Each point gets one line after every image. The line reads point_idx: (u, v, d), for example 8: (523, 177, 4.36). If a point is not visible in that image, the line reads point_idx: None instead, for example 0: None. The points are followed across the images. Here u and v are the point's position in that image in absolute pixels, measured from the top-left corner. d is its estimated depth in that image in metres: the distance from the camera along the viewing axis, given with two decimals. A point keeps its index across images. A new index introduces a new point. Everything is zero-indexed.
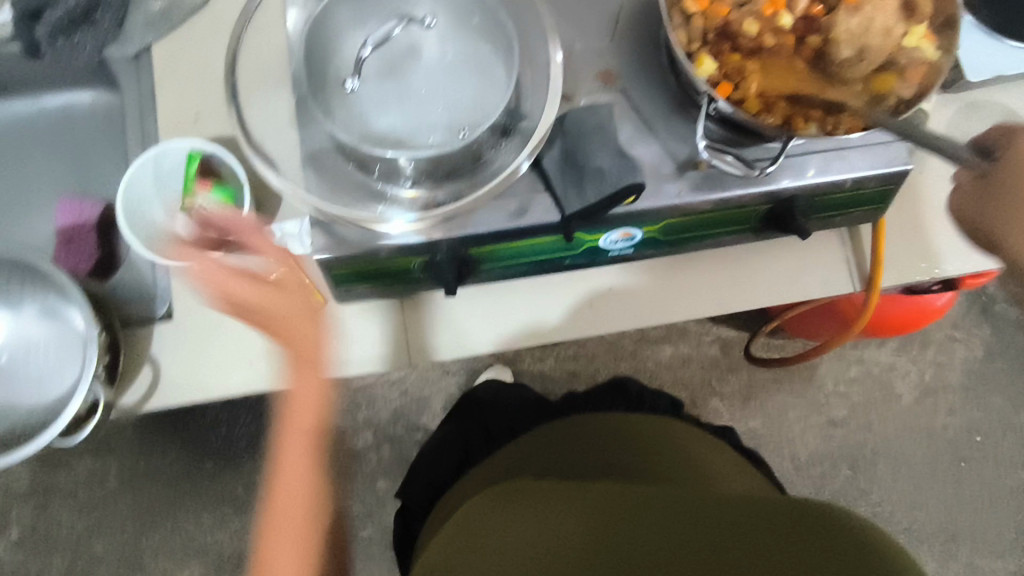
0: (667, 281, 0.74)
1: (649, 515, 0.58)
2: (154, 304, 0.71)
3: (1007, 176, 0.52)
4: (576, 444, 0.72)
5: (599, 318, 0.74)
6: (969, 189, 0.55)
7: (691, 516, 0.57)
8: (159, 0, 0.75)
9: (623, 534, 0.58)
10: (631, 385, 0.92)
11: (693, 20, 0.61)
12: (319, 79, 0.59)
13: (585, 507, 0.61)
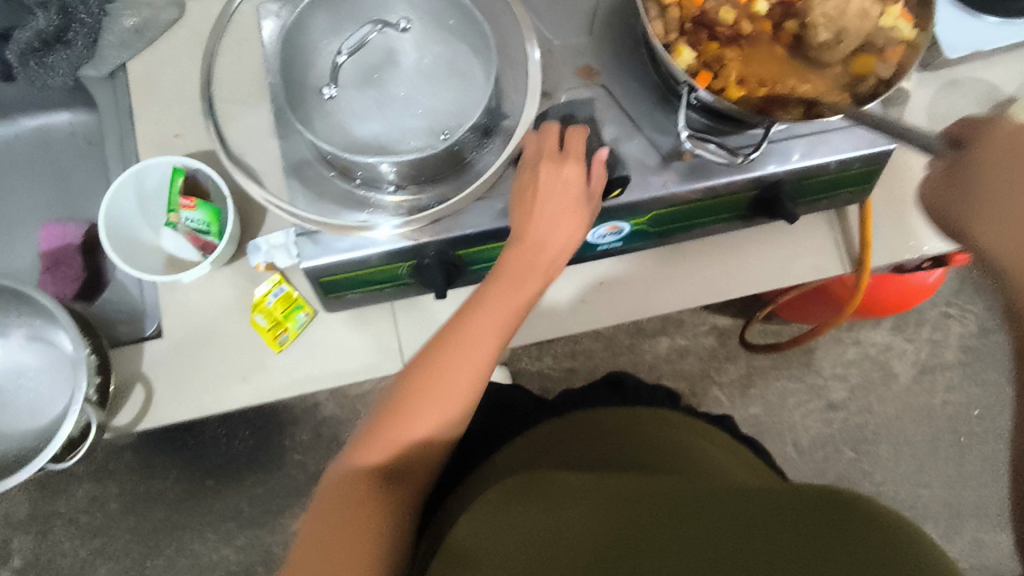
0: (666, 270, 0.74)
1: (658, 497, 0.54)
2: (144, 325, 0.72)
3: (980, 164, 0.43)
4: (577, 438, 0.71)
5: (600, 308, 0.74)
6: (941, 178, 0.45)
7: (705, 500, 0.52)
8: (132, 16, 0.74)
9: (632, 514, 0.52)
10: (628, 377, 0.91)
11: (669, 10, 0.61)
12: (295, 89, 0.57)
13: (591, 491, 0.55)
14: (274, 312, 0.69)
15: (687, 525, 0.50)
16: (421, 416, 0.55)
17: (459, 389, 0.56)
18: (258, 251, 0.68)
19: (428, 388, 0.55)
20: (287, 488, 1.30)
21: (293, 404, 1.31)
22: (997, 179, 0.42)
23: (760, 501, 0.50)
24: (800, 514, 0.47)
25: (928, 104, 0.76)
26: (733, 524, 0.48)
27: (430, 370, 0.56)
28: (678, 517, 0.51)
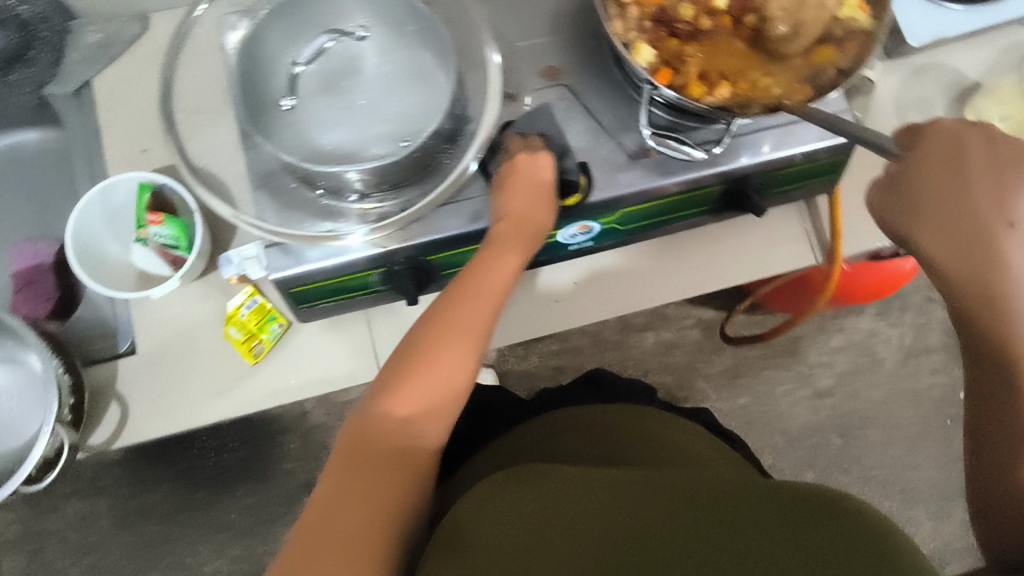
0: (660, 261, 0.74)
1: (664, 490, 0.55)
2: (116, 342, 0.71)
3: (921, 174, 0.49)
4: (560, 432, 0.70)
5: (600, 301, 0.74)
6: (885, 194, 0.51)
7: (713, 497, 0.53)
8: (96, 32, 0.74)
9: (639, 507, 0.53)
10: (606, 374, 0.90)
11: (627, 10, 0.62)
12: (255, 100, 0.57)
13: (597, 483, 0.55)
14: (248, 324, 0.69)
15: (698, 524, 0.51)
16: (421, 392, 0.55)
17: (454, 368, 0.57)
18: (230, 263, 0.66)
19: (426, 366, 0.56)
20: (280, 496, 1.30)
21: (282, 413, 1.31)
22: (938, 184, 0.49)
23: (766, 498, 0.52)
24: (809, 520, 0.49)
25: (895, 91, 0.76)
26: (743, 529, 0.50)
27: (428, 350, 0.57)
28: (685, 514, 0.52)
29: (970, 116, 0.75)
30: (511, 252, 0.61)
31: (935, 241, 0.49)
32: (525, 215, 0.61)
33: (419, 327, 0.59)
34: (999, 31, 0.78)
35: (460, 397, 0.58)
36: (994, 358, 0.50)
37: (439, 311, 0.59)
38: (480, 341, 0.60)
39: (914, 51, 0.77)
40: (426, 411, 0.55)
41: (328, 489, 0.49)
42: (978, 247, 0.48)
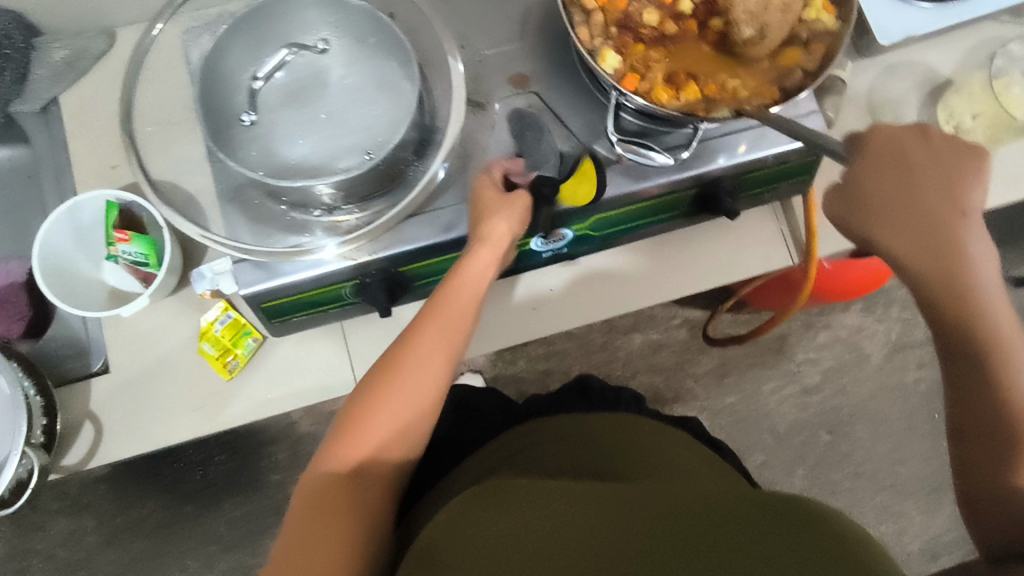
0: (647, 263, 0.74)
1: (642, 502, 0.47)
2: (92, 360, 0.71)
3: (871, 177, 0.50)
4: (545, 445, 0.65)
5: (590, 304, 0.74)
6: (839, 198, 0.52)
7: (695, 509, 0.45)
8: (62, 49, 0.73)
9: (613, 518, 0.45)
10: (595, 383, 0.91)
11: (592, 15, 0.61)
12: (213, 115, 0.56)
13: (567, 497, 0.49)
14: (222, 339, 0.68)
15: (676, 533, 0.43)
16: (373, 429, 0.54)
17: (409, 401, 0.56)
18: (202, 278, 0.64)
19: (380, 400, 0.55)
20: (268, 508, 1.29)
21: (268, 424, 1.30)
22: (885, 183, 0.49)
23: (760, 512, 0.43)
24: (803, 532, 0.40)
25: (867, 90, 0.76)
26: (727, 535, 0.41)
27: (383, 383, 0.56)
28: (666, 526, 0.44)
29: (941, 113, 0.75)
30: (468, 280, 0.60)
31: (898, 238, 0.50)
32: (489, 238, 0.58)
33: (380, 361, 0.58)
34: (969, 27, 0.78)
35: (419, 430, 0.56)
36: (970, 349, 0.48)
37: (399, 344, 0.58)
38: (440, 372, 0.58)
39: (885, 50, 0.77)
40: (380, 449, 0.54)
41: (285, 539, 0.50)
42: (939, 242, 0.49)
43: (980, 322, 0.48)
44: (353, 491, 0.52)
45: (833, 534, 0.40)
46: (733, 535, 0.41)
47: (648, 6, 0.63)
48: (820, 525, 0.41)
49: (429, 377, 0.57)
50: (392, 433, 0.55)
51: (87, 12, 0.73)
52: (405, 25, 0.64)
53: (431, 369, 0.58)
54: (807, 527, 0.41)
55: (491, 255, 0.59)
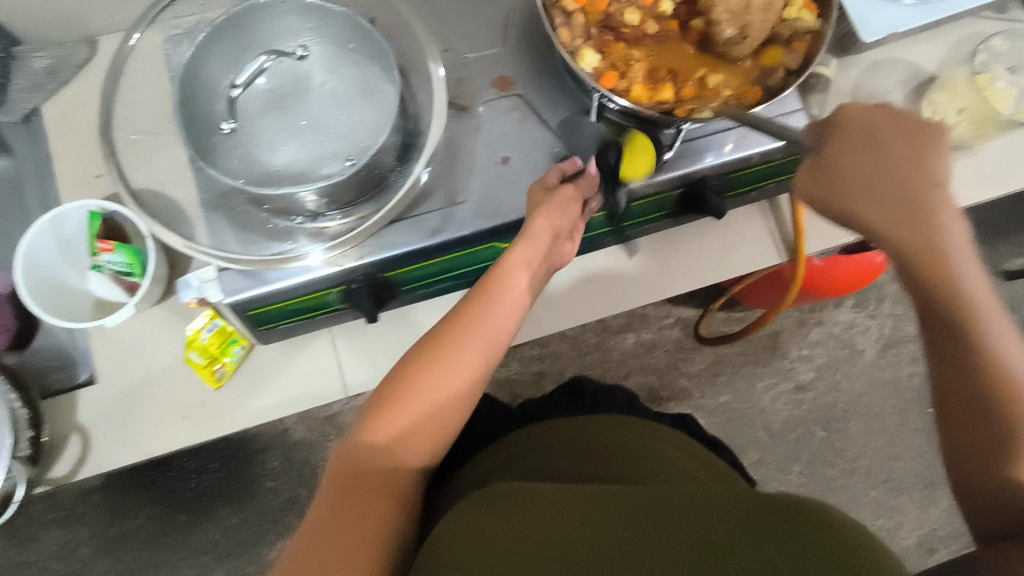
0: (641, 262, 0.74)
1: (637, 502, 0.47)
2: (76, 371, 0.71)
3: (849, 148, 0.48)
4: (545, 446, 0.65)
5: (586, 304, 0.74)
6: (808, 171, 0.50)
7: (688, 507, 0.45)
8: (42, 58, 0.73)
9: (609, 521, 0.45)
10: (586, 383, 0.90)
11: (572, 17, 0.61)
12: (194, 124, 0.56)
13: (564, 498, 0.48)
14: (210, 348, 0.68)
15: (672, 534, 0.42)
16: (411, 413, 0.53)
17: (451, 390, 0.55)
18: (190, 287, 0.61)
19: (418, 384, 0.54)
20: (263, 515, 1.29)
21: (261, 431, 1.29)
22: (861, 163, 0.48)
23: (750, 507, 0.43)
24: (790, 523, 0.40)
25: (852, 87, 0.76)
26: (721, 533, 0.41)
27: (420, 369, 0.55)
28: (661, 526, 0.43)
29: (927, 109, 0.74)
30: (517, 272, 0.59)
31: (874, 214, 0.48)
32: (532, 231, 0.58)
33: (416, 347, 0.57)
34: (952, 23, 0.78)
35: (452, 422, 0.55)
36: (953, 331, 0.47)
37: (439, 331, 0.57)
38: (483, 365, 0.57)
39: (869, 47, 0.77)
40: (416, 434, 0.53)
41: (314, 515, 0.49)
42: (912, 224, 0.47)
43: (962, 306, 0.47)
44: (378, 477, 0.51)
45: (814, 520, 0.40)
46: (725, 533, 0.41)
47: (629, 7, 0.63)
48: (802, 514, 0.40)
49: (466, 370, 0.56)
50: (423, 423, 0.54)
51: (68, 22, 0.72)
52: (387, 30, 0.64)
53: (468, 365, 0.56)
54: (791, 518, 0.40)
55: (533, 251, 0.58)
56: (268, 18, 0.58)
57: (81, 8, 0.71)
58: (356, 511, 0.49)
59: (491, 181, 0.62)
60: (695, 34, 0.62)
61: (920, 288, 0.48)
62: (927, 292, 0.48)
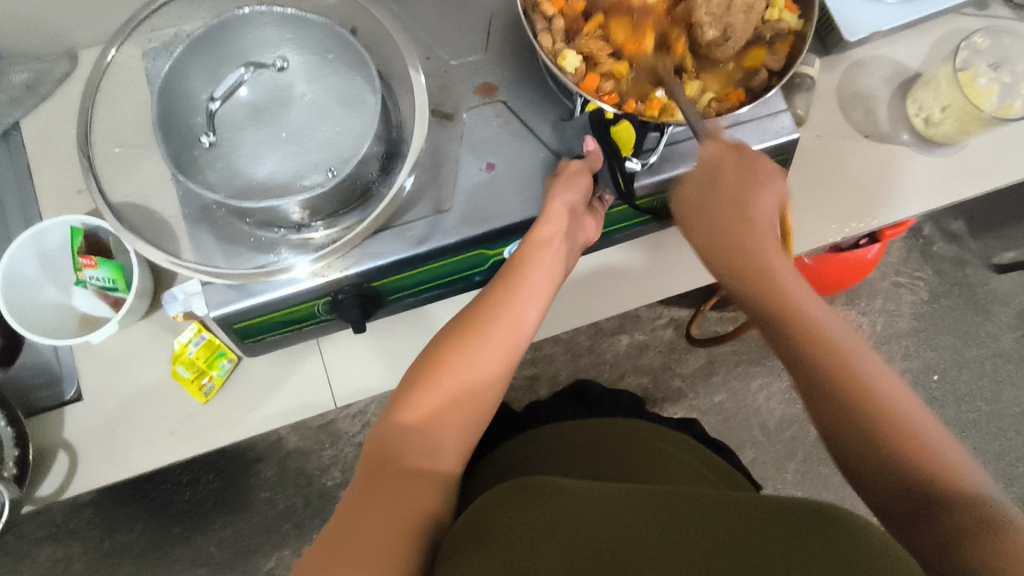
0: (629, 265, 0.74)
1: (663, 501, 0.46)
2: (64, 388, 0.70)
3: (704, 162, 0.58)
4: (555, 448, 0.64)
5: (573, 308, 0.74)
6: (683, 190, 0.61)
7: (717, 508, 0.44)
8: (23, 73, 0.73)
9: (639, 517, 0.44)
10: (593, 389, 0.90)
11: (553, 21, 0.61)
12: (172, 136, 0.55)
13: (592, 497, 0.47)
14: (197, 361, 0.67)
15: (702, 530, 0.41)
16: (445, 393, 0.54)
17: (484, 371, 0.56)
18: (174, 300, 0.63)
19: (450, 365, 0.55)
20: (257, 526, 1.27)
21: (255, 442, 1.29)
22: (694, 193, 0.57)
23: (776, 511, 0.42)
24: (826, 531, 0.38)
25: (837, 85, 0.76)
26: (751, 534, 0.40)
27: (451, 351, 0.56)
28: (690, 524, 0.42)
29: (910, 107, 0.75)
30: (540, 254, 0.60)
31: (709, 249, 0.57)
32: (551, 212, 0.59)
33: (444, 334, 0.57)
34: (934, 20, 0.78)
35: (480, 407, 0.56)
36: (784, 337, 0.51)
37: (465, 317, 0.58)
38: (513, 347, 0.58)
39: (852, 46, 0.77)
40: (450, 413, 0.54)
41: (353, 497, 0.48)
42: (742, 245, 0.55)
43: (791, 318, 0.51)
44: (407, 459, 0.51)
45: (850, 529, 0.38)
46: (758, 533, 0.40)
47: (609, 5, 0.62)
48: (838, 524, 0.39)
49: (491, 355, 0.56)
50: (450, 407, 0.54)
51: (49, 37, 0.72)
52: (367, 40, 0.64)
53: (492, 353, 0.57)
54: (824, 525, 0.39)
55: (552, 232, 0.60)
56: (246, 30, 0.58)
57: (61, 23, 0.71)
58: (396, 489, 0.48)
59: (475, 188, 0.62)
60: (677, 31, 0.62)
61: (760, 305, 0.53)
62: (770, 310, 0.52)
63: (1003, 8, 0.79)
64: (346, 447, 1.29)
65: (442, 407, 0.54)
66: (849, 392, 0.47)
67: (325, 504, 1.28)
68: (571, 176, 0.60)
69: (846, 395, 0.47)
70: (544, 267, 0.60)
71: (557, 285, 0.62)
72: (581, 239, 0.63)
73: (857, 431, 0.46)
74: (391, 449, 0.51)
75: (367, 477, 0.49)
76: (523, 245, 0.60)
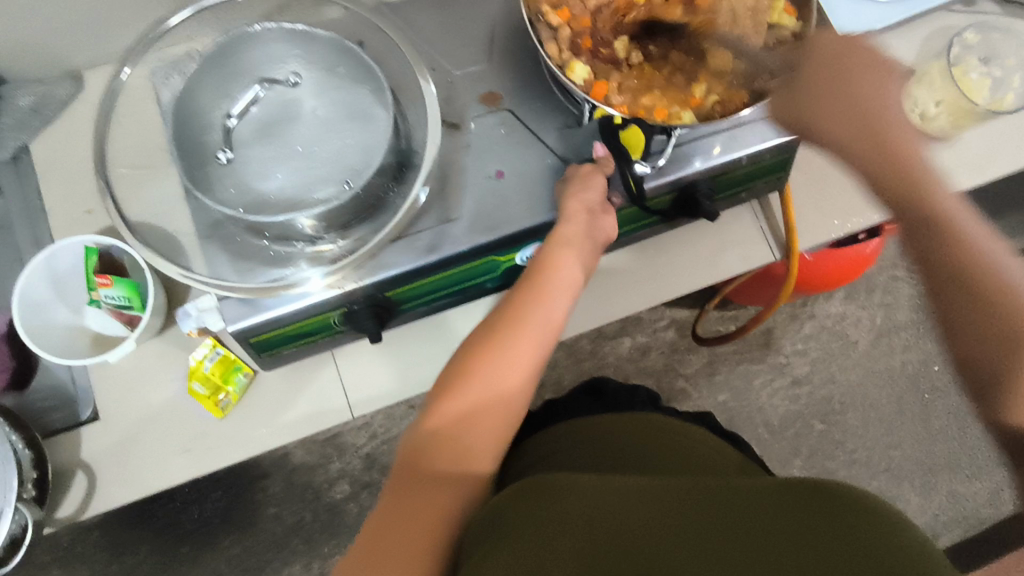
0: (639, 266, 0.75)
1: (680, 494, 0.46)
2: (79, 409, 0.70)
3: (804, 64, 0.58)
4: (573, 446, 0.64)
5: (582, 312, 0.75)
6: (781, 94, 0.59)
7: (738, 502, 0.44)
8: (28, 97, 0.74)
9: (657, 515, 0.44)
10: (608, 385, 0.89)
11: (558, 31, 0.63)
12: (189, 154, 0.56)
13: (606, 493, 0.46)
14: (212, 377, 0.67)
15: (724, 525, 0.42)
16: (473, 400, 0.55)
17: (511, 377, 0.56)
18: (189, 317, 0.64)
19: (478, 371, 0.56)
20: (265, 543, 1.26)
21: (262, 457, 1.29)
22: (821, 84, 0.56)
23: (796, 495, 0.43)
24: (851, 518, 0.40)
25: None
26: (776, 523, 0.41)
27: (476, 359, 0.56)
28: (710, 517, 0.43)
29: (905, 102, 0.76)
30: (558, 256, 0.60)
31: (834, 126, 0.55)
32: (566, 214, 0.60)
33: (471, 339, 0.59)
34: (926, 18, 0.79)
35: (511, 414, 0.56)
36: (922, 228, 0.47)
37: (488, 325, 0.59)
38: (539, 351, 0.59)
39: None
40: (482, 421, 0.55)
41: (386, 508, 0.50)
42: (880, 134, 0.53)
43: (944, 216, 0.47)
44: (439, 465, 0.52)
45: (874, 515, 0.40)
46: (778, 531, 0.40)
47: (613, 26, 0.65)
48: (862, 509, 0.40)
49: (524, 362, 0.57)
50: (484, 414, 0.55)
51: (53, 60, 0.73)
52: (373, 55, 0.66)
53: (523, 360, 0.57)
54: (853, 514, 0.40)
55: (570, 235, 0.60)
56: (254, 47, 0.59)
57: (65, 45, 0.72)
58: (426, 500, 0.50)
59: (483, 196, 0.62)
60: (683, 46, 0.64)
61: (884, 188, 0.50)
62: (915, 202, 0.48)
63: (991, 4, 0.80)
64: (354, 460, 1.29)
65: (476, 414, 0.54)
66: (981, 271, 0.44)
67: (332, 518, 1.28)
68: (584, 179, 0.60)
69: (975, 275, 0.44)
70: (564, 268, 0.60)
71: (580, 288, 0.63)
72: (600, 238, 0.62)
73: (989, 322, 0.44)
74: (425, 455, 0.52)
75: (398, 489, 0.51)
76: (544, 248, 0.61)
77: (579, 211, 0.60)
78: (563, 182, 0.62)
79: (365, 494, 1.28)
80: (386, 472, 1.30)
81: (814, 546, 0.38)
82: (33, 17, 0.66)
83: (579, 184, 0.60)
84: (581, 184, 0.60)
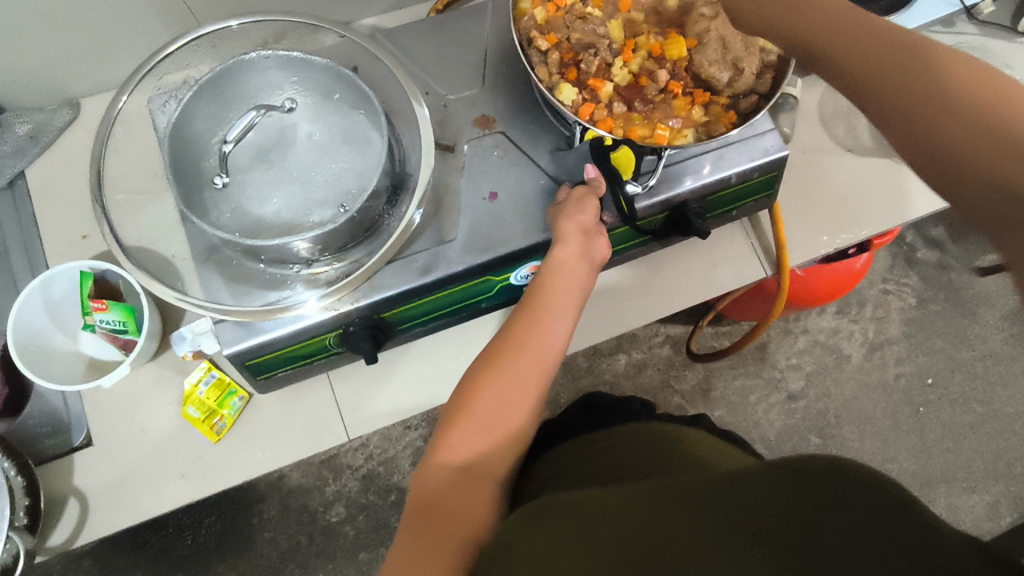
0: (632, 285, 0.75)
1: (668, 495, 0.45)
2: (72, 436, 0.69)
3: None
4: (580, 461, 0.64)
5: (580, 331, 0.75)
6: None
7: (724, 494, 0.42)
8: (25, 125, 0.75)
9: (645, 517, 0.44)
10: (601, 398, 0.90)
11: (549, 54, 0.64)
12: (186, 180, 0.57)
13: (607, 504, 0.47)
14: (207, 401, 0.68)
15: (705, 523, 0.41)
16: (479, 426, 0.56)
17: (514, 400, 0.57)
18: (183, 340, 0.64)
19: (483, 395, 0.57)
20: (260, 568, 1.24)
21: (257, 480, 1.27)
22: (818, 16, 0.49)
23: (781, 478, 0.39)
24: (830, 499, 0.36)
25: (818, 105, 0.80)
26: (758, 520, 0.38)
27: (478, 387, 0.57)
28: (701, 514, 0.42)
29: None
30: (557, 280, 0.61)
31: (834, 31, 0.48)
32: (563, 234, 0.60)
33: (476, 364, 0.60)
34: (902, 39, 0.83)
35: (517, 437, 0.58)
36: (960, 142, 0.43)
37: (492, 349, 0.60)
38: (543, 372, 0.59)
39: None
40: (488, 445, 0.56)
41: (400, 543, 0.50)
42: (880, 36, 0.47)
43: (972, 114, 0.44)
44: (448, 494, 0.53)
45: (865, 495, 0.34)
46: (760, 518, 0.38)
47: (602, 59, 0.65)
48: (836, 481, 0.36)
49: (529, 385, 0.58)
50: (490, 440, 0.56)
51: (51, 89, 0.74)
52: (369, 80, 0.67)
53: (527, 382, 0.58)
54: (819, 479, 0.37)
55: (570, 254, 0.61)
56: (252, 76, 0.60)
57: (64, 75, 0.73)
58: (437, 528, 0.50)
59: (478, 218, 0.63)
60: (682, 61, 0.64)
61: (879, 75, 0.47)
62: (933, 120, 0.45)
63: (969, 25, 0.83)
64: (350, 481, 1.28)
65: (481, 440, 0.55)
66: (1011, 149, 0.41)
67: (328, 541, 1.26)
68: (578, 200, 0.61)
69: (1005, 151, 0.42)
70: (563, 289, 0.61)
71: (582, 305, 0.64)
72: (598, 256, 0.63)
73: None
74: (434, 489, 0.53)
75: (410, 522, 0.51)
76: (544, 271, 0.62)
77: (578, 230, 0.60)
78: (558, 205, 0.62)
79: (361, 516, 1.27)
80: (383, 492, 1.29)
81: (789, 535, 0.36)
82: (33, 50, 0.67)
83: (573, 206, 0.61)
84: (579, 206, 0.61)
